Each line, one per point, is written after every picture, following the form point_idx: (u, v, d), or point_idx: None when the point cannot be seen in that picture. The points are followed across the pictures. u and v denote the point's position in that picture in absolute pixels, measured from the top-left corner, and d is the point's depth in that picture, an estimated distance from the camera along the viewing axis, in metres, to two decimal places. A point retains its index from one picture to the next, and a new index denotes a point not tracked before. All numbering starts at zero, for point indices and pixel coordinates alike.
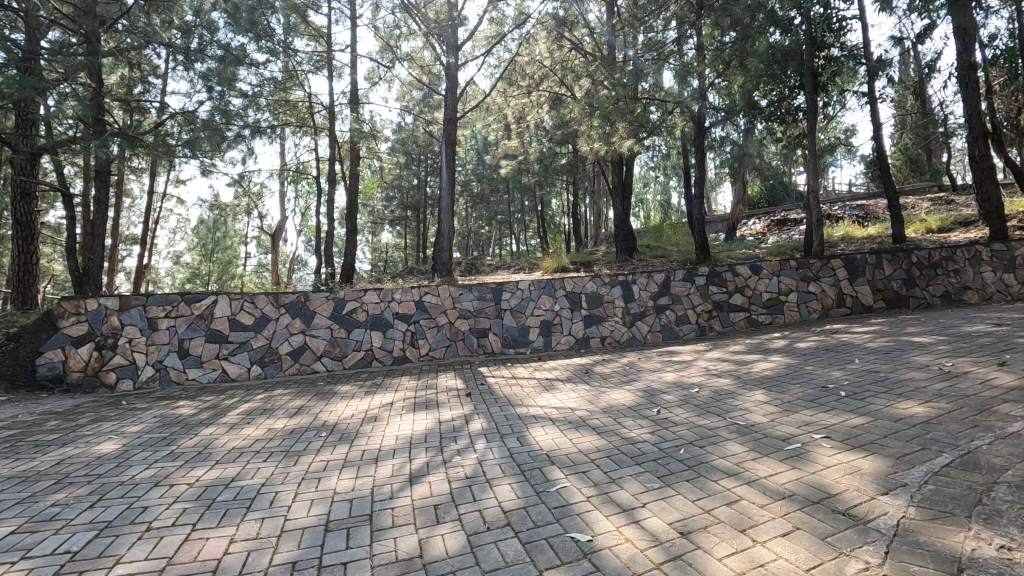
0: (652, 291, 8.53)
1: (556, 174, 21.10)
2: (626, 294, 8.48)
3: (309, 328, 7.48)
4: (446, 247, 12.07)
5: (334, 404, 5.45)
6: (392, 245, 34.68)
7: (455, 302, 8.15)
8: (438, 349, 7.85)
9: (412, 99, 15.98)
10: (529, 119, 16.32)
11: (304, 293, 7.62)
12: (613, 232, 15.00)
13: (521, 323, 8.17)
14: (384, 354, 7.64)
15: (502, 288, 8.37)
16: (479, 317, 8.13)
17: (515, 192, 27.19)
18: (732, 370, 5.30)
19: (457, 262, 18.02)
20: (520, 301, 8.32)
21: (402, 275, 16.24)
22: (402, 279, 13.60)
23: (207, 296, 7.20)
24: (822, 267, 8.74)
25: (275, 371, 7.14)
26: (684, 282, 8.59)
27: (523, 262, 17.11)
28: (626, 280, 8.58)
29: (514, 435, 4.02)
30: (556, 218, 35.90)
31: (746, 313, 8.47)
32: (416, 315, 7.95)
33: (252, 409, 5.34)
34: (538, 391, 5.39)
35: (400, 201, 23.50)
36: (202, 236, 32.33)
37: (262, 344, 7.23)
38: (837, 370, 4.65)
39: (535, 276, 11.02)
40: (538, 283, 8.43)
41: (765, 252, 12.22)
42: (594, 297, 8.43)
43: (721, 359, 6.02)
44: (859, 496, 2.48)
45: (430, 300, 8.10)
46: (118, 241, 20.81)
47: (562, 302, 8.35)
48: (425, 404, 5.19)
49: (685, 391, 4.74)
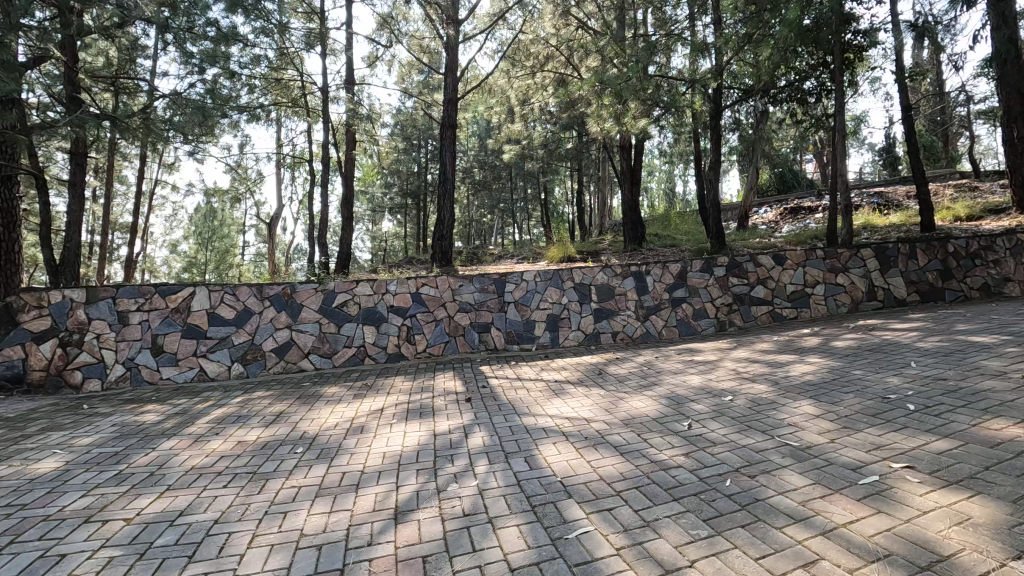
0: (667, 283, 7.91)
1: (560, 161, 20.36)
2: (639, 286, 7.85)
3: (296, 323, 6.89)
4: (446, 235, 11.46)
5: (318, 410, 4.85)
6: (393, 235, 34.09)
7: (454, 294, 7.54)
8: (436, 345, 7.25)
9: (411, 80, 15.24)
10: (533, 102, 15.58)
11: (290, 285, 7.00)
12: (622, 220, 14.32)
13: (525, 318, 7.57)
14: (378, 350, 7.05)
15: (505, 279, 7.74)
16: (480, 311, 7.52)
17: (518, 179, 26.47)
18: (768, 373, 4.69)
19: (459, 251, 17.37)
20: (524, 293, 7.72)
21: (401, 265, 15.59)
22: (402, 270, 12.95)
23: (183, 287, 6.58)
24: (851, 257, 8.08)
25: (259, 370, 6.56)
26: (701, 273, 7.96)
27: (527, 252, 16.44)
28: (639, 270, 7.95)
29: (521, 454, 3.41)
30: (559, 206, 35.14)
31: (770, 307, 7.84)
32: (412, 309, 7.35)
33: (224, 416, 4.74)
34: (546, 397, 4.79)
35: (400, 188, 22.78)
36: (198, 224, 31.63)
37: (244, 340, 6.64)
38: (894, 376, 4.03)
39: (540, 266, 10.41)
40: (544, 273, 7.81)
41: (783, 241, 11.54)
42: (604, 289, 7.81)
43: (750, 359, 5.41)
44: (984, 561, 1.86)
45: (428, 292, 7.48)
46: (109, 229, 20.20)
47: (570, 294, 7.74)
48: (420, 412, 4.59)
49: (717, 398, 4.13)
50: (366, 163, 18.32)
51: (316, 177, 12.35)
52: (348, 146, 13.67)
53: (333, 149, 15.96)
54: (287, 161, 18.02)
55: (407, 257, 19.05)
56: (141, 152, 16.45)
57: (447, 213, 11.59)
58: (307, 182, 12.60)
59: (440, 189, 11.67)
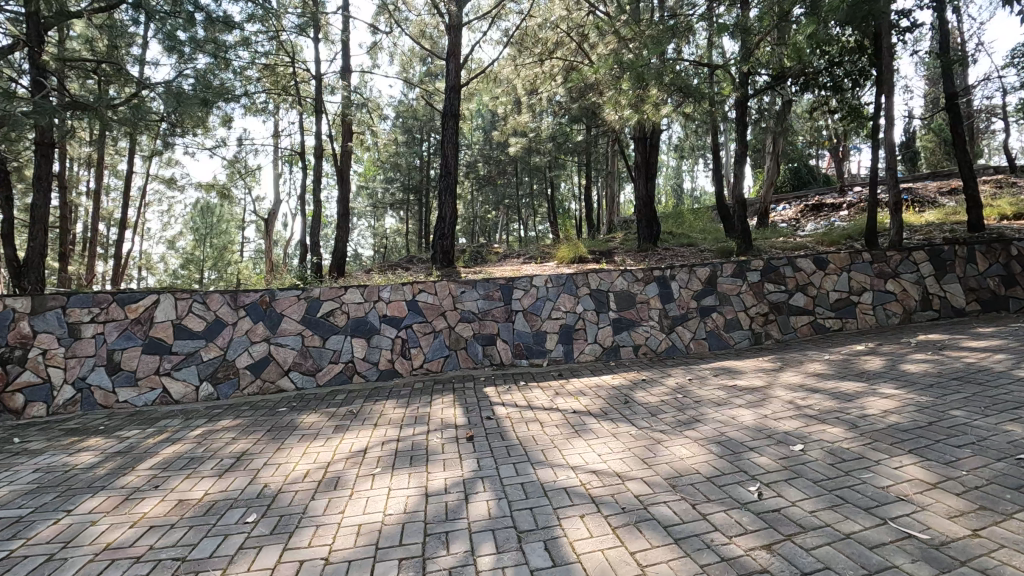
0: (694, 289, 7.04)
1: (569, 156, 19.48)
2: (663, 293, 7.00)
3: (275, 335, 6.07)
4: (449, 233, 10.62)
5: (287, 450, 4.00)
6: (395, 232, 33.27)
7: (456, 302, 6.71)
8: (434, 361, 6.41)
9: (414, 70, 14.39)
10: (541, 93, 14.71)
11: (269, 292, 6.18)
12: (635, 218, 13.40)
13: (535, 329, 6.73)
14: (368, 367, 6.20)
15: (513, 284, 6.90)
16: (485, 321, 6.68)
17: (524, 175, 25.57)
18: (838, 409, 3.82)
19: (462, 250, 16.52)
20: (533, 301, 6.88)
21: (400, 266, 14.72)
22: (400, 271, 12.10)
23: (146, 294, 5.76)
24: (901, 261, 7.20)
25: (231, 390, 5.73)
26: (733, 278, 7.09)
27: (533, 250, 15.56)
28: (663, 275, 7.08)
29: (538, 536, 2.55)
30: (565, 202, 34.21)
31: (811, 317, 6.95)
32: (408, 318, 6.52)
33: (173, 458, 3.90)
34: (565, 436, 3.93)
35: (402, 183, 21.92)
36: (196, 219, 30.88)
37: (215, 355, 5.82)
38: (1013, 421, 3.18)
39: (550, 268, 9.56)
40: (556, 278, 6.96)
41: (814, 241, 10.63)
42: (624, 296, 6.97)
43: (807, 386, 4.54)
44: None
45: (426, 300, 6.65)
46: (98, 225, 19.40)
47: (585, 302, 6.91)
48: (411, 456, 3.73)
49: (784, 447, 3.28)
50: (366, 158, 17.50)
51: (311, 170, 11.50)
52: (345, 139, 12.81)
53: (330, 142, 15.13)
54: (283, 154, 17.21)
55: (408, 255, 18.23)
56: (130, 144, 15.66)
57: (448, 210, 10.67)
58: (300, 177, 11.72)
59: (440, 184, 10.76)
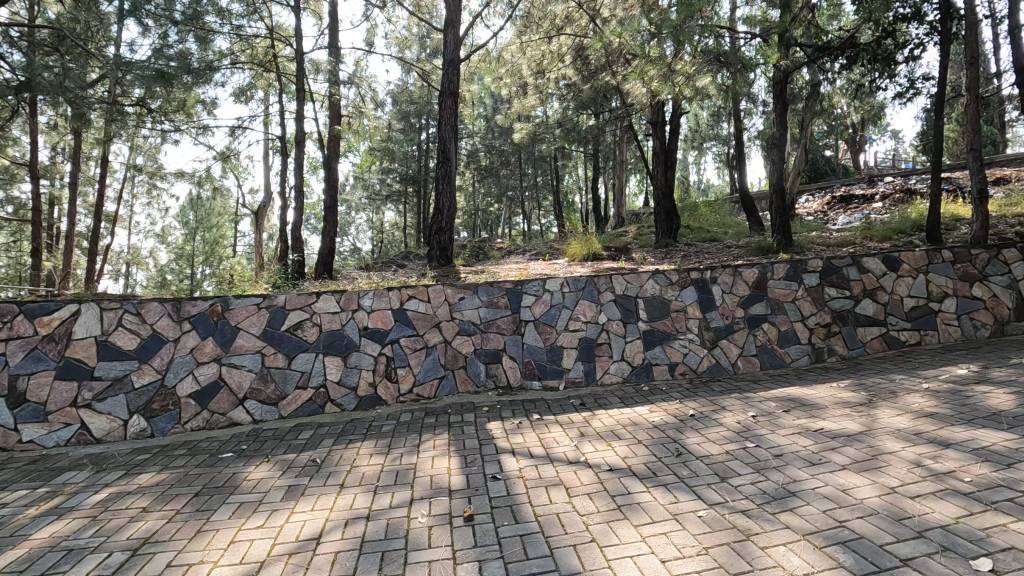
0: (741, 295, 5.87)
1: (576, 146, 18.25)
2: (703, 300, 5.84)
3: (228, 354, 4.88)
4: (448, 227, 9.43)
5: (208, 538, 2.79)
6: (394, 226, 32.03)
7: (453, 311, 5.56)
8: (425, 384, 5.24)
9: (410, 50, 13.18)
10: (549, 75, 13.48)
11: (222, 300, 5.01)
12: (653, 211, 12.15)
13: (549, 343, 5.57)
14: (344, 393, 5.02)
15: (522, 288, 5.76)
16: (488, 334, 5.54)
17: (528, 165, 24.30)
18: (1005, 484, 2.63)
19: (462, 246, 15.32)
20: (547, 309, 5.73)
21: (396, 262, 13.53)
22: (394, 271, 10.89)
23: (62, 305, 4.60)
24: (989, 260, 6.02)
25: (168, 425, 4.56)
26: (786, 281, 5.94)
27: (539, 246, 14.32)
28: (701, 278, 5.92)
29: None
30: (569, 195, 32.96)
31: (883, 328, 5.74)
32: (395, 331, 5.36)
33: (42, 552, 2.71)
34: (605, 518, 2.73)
35: (399, 173, 20.69)
36: (187, 213, 29.72)
37: (150, 381, 4.65)
38: None
39: (562, 268, 8.37)
40: (573, 282, 5.81)
41: (860, 237, 9.41)
42: (655, 304, 5.80)
43: (928, 435, 3.34)
44: None
45: (416, 308, 5.50)
46: (74, 219, 18.18)
47: (609, 311, 5.74)
48: (383, 554, 2.54)
49: (961, 563, 2.09)
50: (360, 147, 16.30)
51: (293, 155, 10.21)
52: (335, 123, 11.61)
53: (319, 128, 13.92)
54: (271, 142, 16.03)
55: (404, 251, 17.05)
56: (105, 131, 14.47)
57: (445, 201, 9.40)
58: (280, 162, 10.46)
59: (437, 172, 9.48)
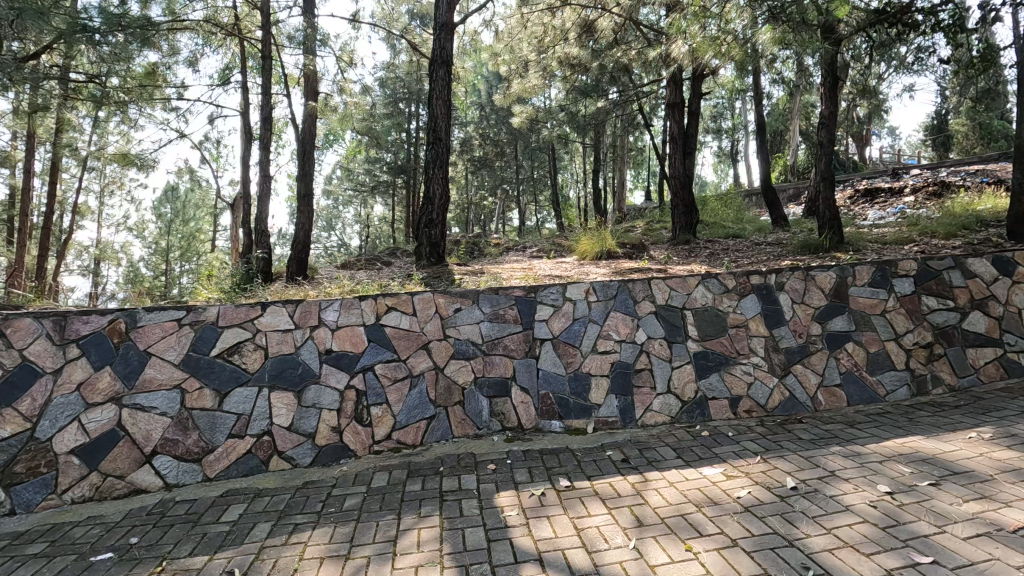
0: (816, 307, 4.59)
1: (578, 134, 16.88)
2: (768, 312, 4.55)
3: (132, 391, 3.50)
4: (440, 219, 8.08)
5: None
6: (384, 220, 30.54)
7: (447, 327, 4.23)
8: (408, 428, 3.92)
9: (398, 23, 11.72)
10: (553, 53, 12.06)
11: (128, 314, 3.61)
12: (670, 203, 10.84)
13: (571, 370, 4.27)
14: (297, 443, 3.68)
15: (537, 296, 4.43)
16: (491, 358, 4.23)
17: (525, 157, 22.91)
18: None
19: (455, 241, 13.91)
20: (568, 324, 4.39)
21: (382, 260, 12.11)
22: (378, 271, 9.48)
23: None
24: None
25: (37, 496, 3.20)
26: (873, 289, 4.65)
27: (540, 241, 12.95)
28: (764, 284, 4.63)
29: None
30: (565, 189, 31.61)
31: (998, 350, 4.56)
32: (367, 355, 4.00)
33: None
34: None
35: (387, 163, 19.23)
36: (163, 206, 28.02)
37: (12, 435, 3.26)
38: None
39: (576, 269, 7.06)
40: (602, 288, 4.49)
41: (916, 234, 8.19)
42: (708, 317, 4.49)
43: None
44: None
45: (397, 323, 4.14)
46: (28, 211, 16.50)
47: (649, 327, 4.42)
48: None
49: None
50: (343, 134, 14.83)
51: (259, 135, 8.48)
52: (311, 101, 10.16)
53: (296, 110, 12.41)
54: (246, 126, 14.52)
55: (393, 247, 15.65)
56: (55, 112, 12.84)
57: (437, 187, 8.02)
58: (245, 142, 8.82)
59: (428, 154, 8.10)
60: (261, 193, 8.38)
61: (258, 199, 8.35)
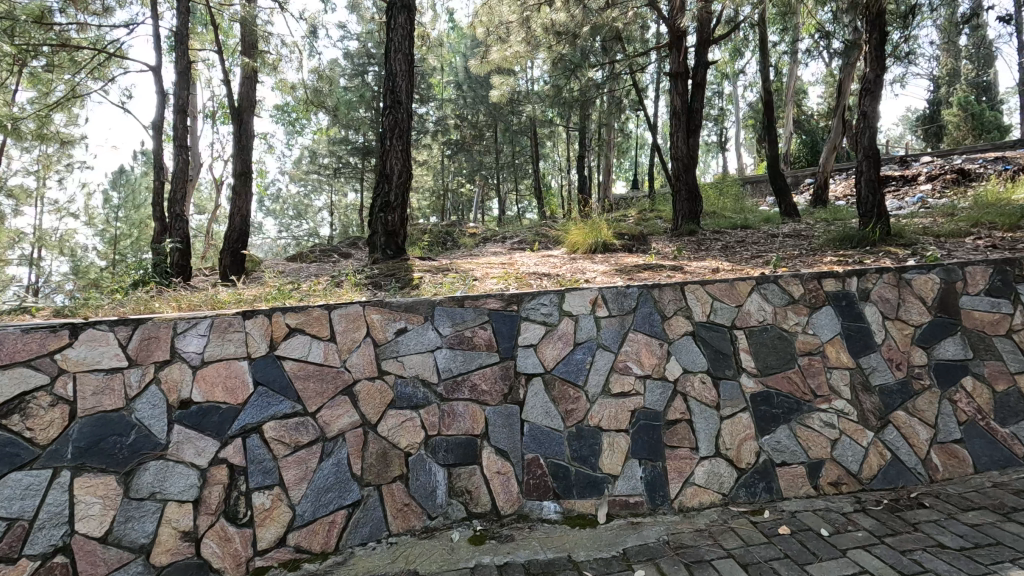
0: (918, 325, 3.23)
1: (563, 114, 15.33)
2: (851, 334, 3.16)
3: None
4: (400, 202, 6.56)
5: None
6: (356, 208, 28.70)
7: (381, 358, 2.75)
8: (315, 526, 2.46)
9: None
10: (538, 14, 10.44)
11: None
12: (672, 189, 9.44)
13: (572, 423, 2.84)
14: (115, 565, 2.19)
15: (520, 310, 2.98)
16: (449, 405, 2.77)
17: (505, 141, 21.29)
18: None
19: (426, 229, 12.36)
20: (567, 352, 2.96)
21: (340, 252, 10.49)
22: (329, 266, 7.90)
23: None
24: None
25: None
26: (993, 300, 3.32)
27: (522, 231, 11.42)
28: (844, 292, 3.23)
29: None
30: (547, 177, 30.09)
31: None
32: (249, 407, 2.51)
33: None
34: None
35: (355, 145, 17.50)
36: (113, 190, 25.74)
37: None
38: None
39: (567, 266, 5.63)
40: (615, 296, 3.05)
41: (969, 224, 6.90)
42: (768, 341, 3.09)
43: None
44: None
45: (302, 355, 2.65)
46: None
47: (684, 354, 3.00)
48: None
49: None
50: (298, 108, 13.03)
51: (173, 96, 6.77)
52: (249, 60, 8.41)
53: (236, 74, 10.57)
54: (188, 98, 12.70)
55: (358, 236, 14.01)
56: None
57: (395, 162, 6.48)
58: (159, 105, 7.11)
59: (384, 121, 6.51)
60: (175, 168, 6.70)
61: (171, 176, 6.69)
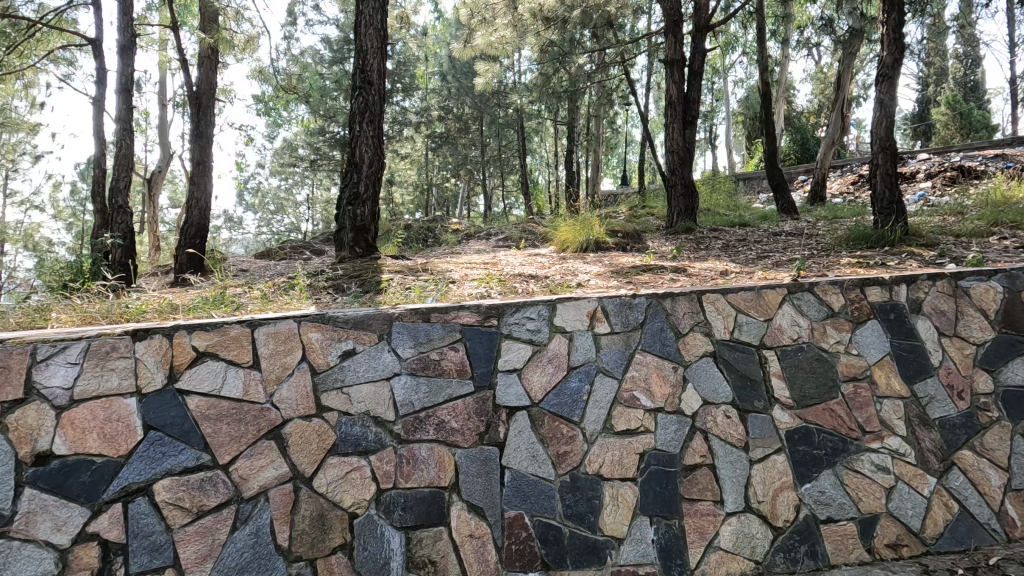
0: (982, 344, 2.67)
1: (551, 106, 14.69)
2: (905, 353, 2.59)
3: None
4: (372, 194, 5.89)
5: None
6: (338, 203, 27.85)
7: (316, 388, 2.12)
8: None
9: None
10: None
11: None
12: (667, 183, 8.88)
13: (567, 469, 2.24)
14: None
15: (500, 324, 2.36)
16: (407, 449, 2.15)
17: (491, 134, 20.61)
18: None
19: (407, 225, 11.74)
20: (559, 377, 2.35)
21: (312, 248, 9.79)
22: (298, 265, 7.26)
23: None
24: None
25: None
26: None
27: (508, 228, 10.80)
28: (894, 302, 2.66)
29: None
30: (535, 172, 29.44)
31: None
32: (132, 460, 1.88)
33: None
34: None
35: (335, 136, 16.76)
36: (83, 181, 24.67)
37: None
38: None
39: (557, 266, 5.05)
40: (616, 307, 2.45)
41: (987, 224, 6.40)
42: (805, 362, 2.51)
43: None
44: None
45: (210, 386, 2.01)
46: None
47: (704, 381, 2.42)
48: None
49: None
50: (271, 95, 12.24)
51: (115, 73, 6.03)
52: (208, 37, 7.63)
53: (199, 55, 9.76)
54: None
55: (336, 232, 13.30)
56: None
57: (366, 150, 5.82)
58: (102, 84, 6.35)
59: (353, 104, 5.84)
60: (117, 154, 5.97)
61: (113, 163, 5.97)
